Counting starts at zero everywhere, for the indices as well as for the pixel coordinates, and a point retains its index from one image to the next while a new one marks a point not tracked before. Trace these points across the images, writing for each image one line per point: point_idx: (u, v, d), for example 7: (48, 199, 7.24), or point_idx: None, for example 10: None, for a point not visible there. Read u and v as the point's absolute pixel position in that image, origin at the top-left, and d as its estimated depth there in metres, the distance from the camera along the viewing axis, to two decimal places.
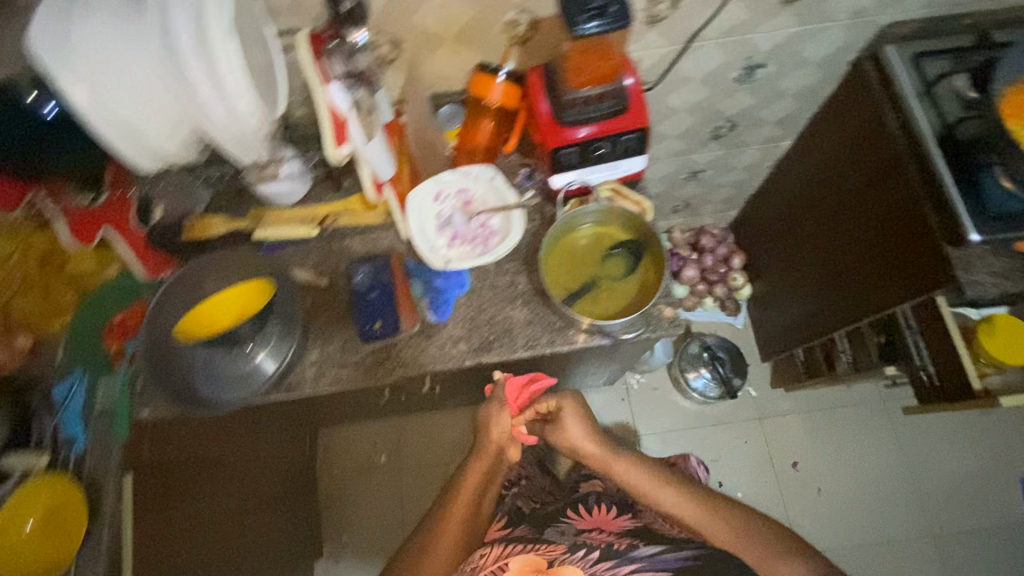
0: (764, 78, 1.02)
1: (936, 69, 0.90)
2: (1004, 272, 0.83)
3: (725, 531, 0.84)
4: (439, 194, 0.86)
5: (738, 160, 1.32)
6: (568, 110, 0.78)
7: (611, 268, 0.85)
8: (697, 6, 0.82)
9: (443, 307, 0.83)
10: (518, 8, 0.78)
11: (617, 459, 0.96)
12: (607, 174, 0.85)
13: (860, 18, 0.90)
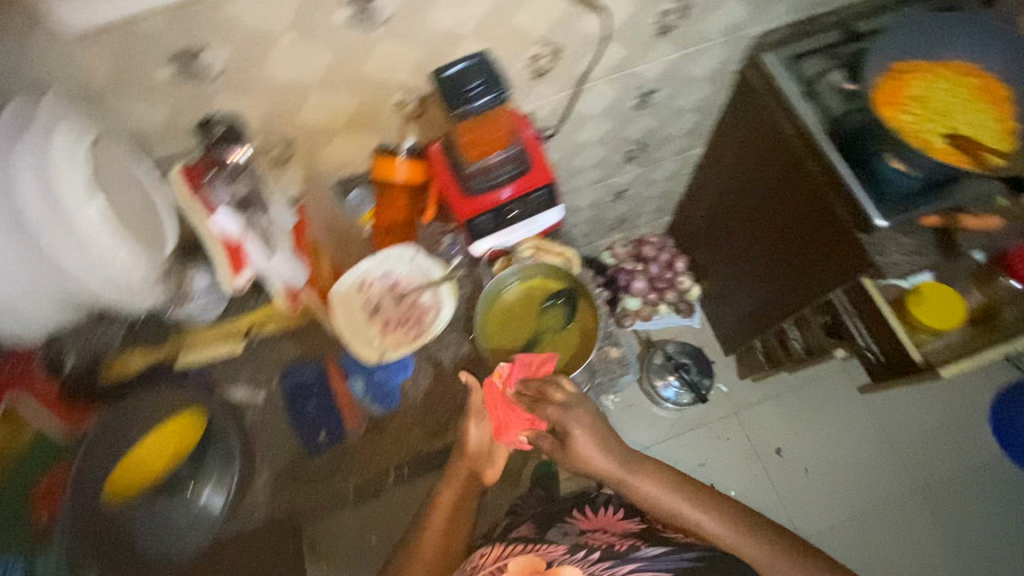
0: (660, 100, 1.05)
1: (812, 68, 0.95)
2: (913, 249, 0.88)
3: (757, 554, 0.79)
4: (362, 282, 0.82)
5: (658, 173, 1.36)
6: (474, 179, 0.77)
7: (550, 321, 0.85)
8: (577, 54, 0.84)
9: (388, 397, 0.79)
10: (402, 90, 0.78)
11: (640, 478, 0.83)
12: (527, 232, 0.85)
13: (733, 34, 0.94)
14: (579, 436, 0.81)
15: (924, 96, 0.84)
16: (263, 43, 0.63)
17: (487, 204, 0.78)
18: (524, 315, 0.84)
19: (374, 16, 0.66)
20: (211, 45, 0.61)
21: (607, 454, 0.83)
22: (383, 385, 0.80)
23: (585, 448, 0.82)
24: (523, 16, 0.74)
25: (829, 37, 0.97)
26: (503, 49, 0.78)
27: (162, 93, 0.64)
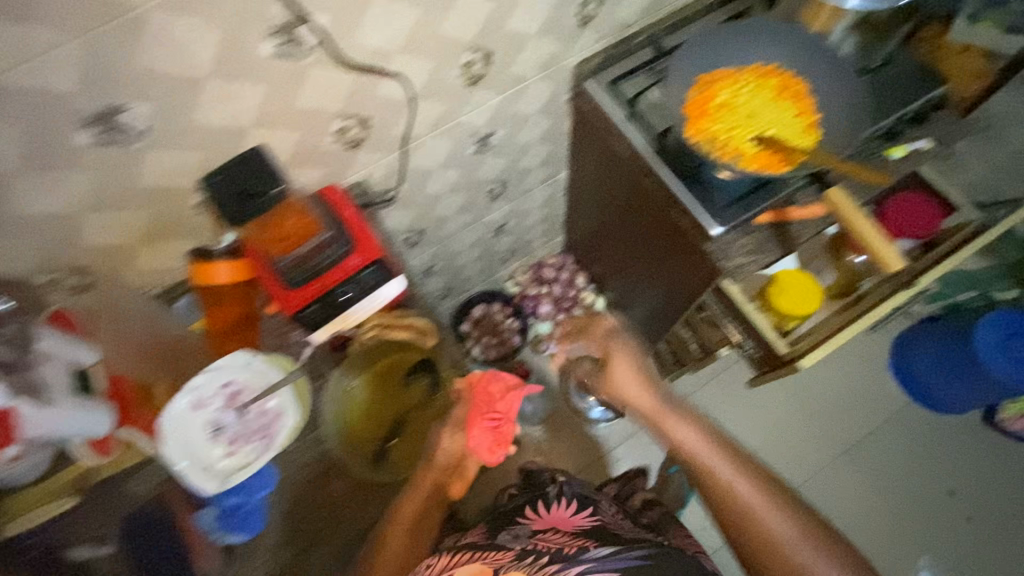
0: (500, 141, 1.04)
1: (632, 89, 0.97)
2: (754, 248, 0.90)
3: (778, 531, 0.79)
4: (196, 401, 0.72)
5: (532, 203, 1.35)
6: (291, 275, 0.73)
7: (412, 398, 0.81)
8: (390, 115, 0.81)
9: (246, 522, 0.72)
10: (200, 186, 0.72)
11: (682, 426, 0.89)
12: (371, 309, 0.77)
13: (550, 69, 0.95)
14: (619, 362, 0.94)
15: (730, 105, 0.83)
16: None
17: (313, 294, 0.73)
18: (381, 395, 0.79)
19: (127, 132, 0.60)
20: None
21: (648, 391, 0.92)
22: (242, 507, 0.72)
23: (627, 381, 0.93)
24: (309, 96, 0.70)
25: (640, 58, 1.00)
26: (301, 130, 0.74)
27: None
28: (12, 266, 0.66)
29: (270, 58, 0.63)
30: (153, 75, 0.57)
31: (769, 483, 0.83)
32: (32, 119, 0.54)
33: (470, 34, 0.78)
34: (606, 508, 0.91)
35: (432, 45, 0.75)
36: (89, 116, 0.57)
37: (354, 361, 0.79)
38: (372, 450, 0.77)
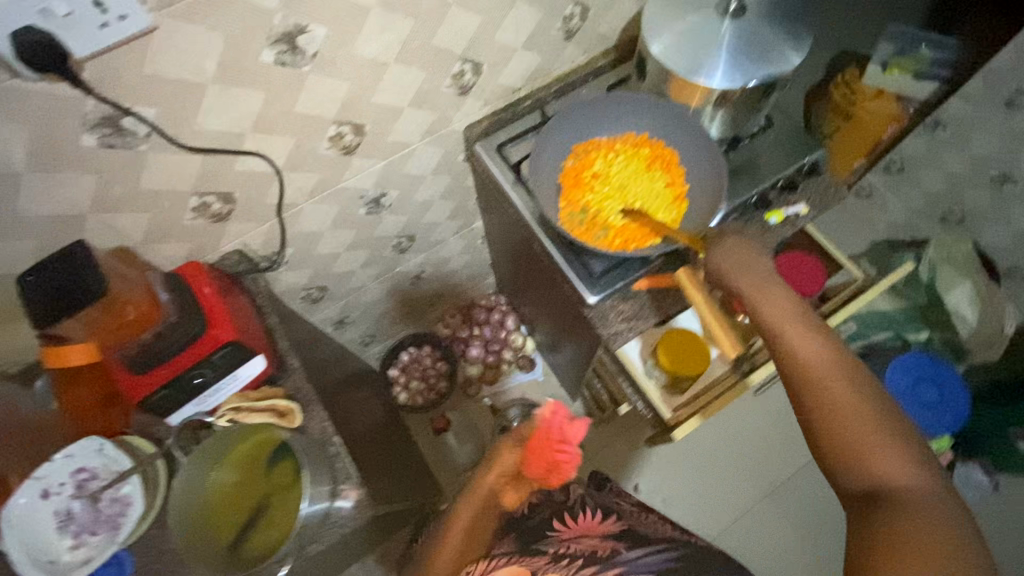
0: (394, 200, 1.03)
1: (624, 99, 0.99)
2: (818, 201, 0.94)
3: (840, 397, 0.61)
4: (80, 471, 0.73)
5: (448, 253, 1.34)
6: (134, 361, 0.71)
7: (276, 482, 0.75)
8: (494, 68, 0.89)
9: None
10: (337, 121, 0.79)
11: (769, 290, 0.71)
12: (224, 392, 0.77)
13: (432, 132, 0.93)
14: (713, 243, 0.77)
15: (596, 186, 0.86)
16: (193, 94, 0.62)
17: (161, 379, 0.71)
18: (244, 483, 0.75)
19: (301, 53, 0.66)
20: (139, 103, 0.60)
21: (743, 270, 0.74)
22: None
23: (720, 265, 0.75)
24: (444, 36, 0.77)
25: (528, 121, 0.98)
26: (430, 71, 0.81)
27: (88, 162, 0.62)
28: (173, 183, 0.71)
29: None
30: (336, 0, 0.64)
31: (850, 368, 0.64)
32: (233, 31, 0.59)
33: None
34: (631, 517, 0.90)
35: None
36: (277, 33, 0.63)
37: (214, 444, 0.75)
38: (215, 541, 0.72)
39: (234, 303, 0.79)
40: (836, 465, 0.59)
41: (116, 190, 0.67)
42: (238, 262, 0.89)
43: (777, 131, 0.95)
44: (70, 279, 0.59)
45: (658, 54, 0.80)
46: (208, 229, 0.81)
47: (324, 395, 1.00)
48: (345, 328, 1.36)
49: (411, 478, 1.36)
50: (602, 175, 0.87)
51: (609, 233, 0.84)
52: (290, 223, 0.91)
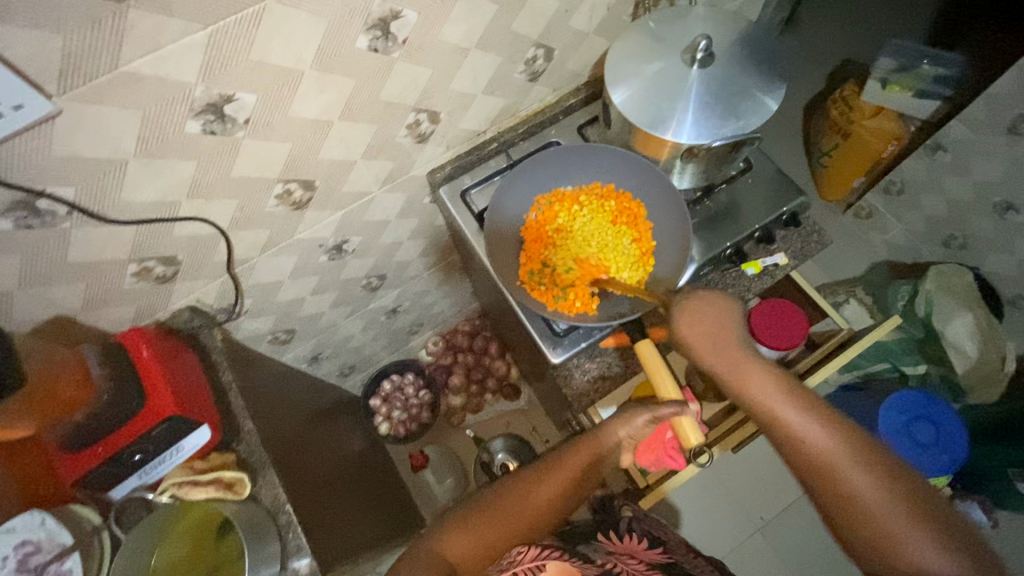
0: (359, 247, 0.99)
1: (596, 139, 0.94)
2: (798, 252, 0.89)
3: (887, 523, 0.55)
4: (23, 543, 0.65)
5: (423, 287, 1.31)
6: (71, 439, 0.70)
7: (221, 556, 0.71)
8: (453, 114, 0.85)
9: None
10: (282, 181, 0.75)
11: (751, 368, 0.65)
12: (167, 466, 0.73)
13: (393, 180, 0.89)
14: (684, 316, 0.68)
15: (558, 243, 0.81)
16: (113, 171, 0.59)
17: (98, 456, 0.70)
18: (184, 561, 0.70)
19: (232, 120, 0.63)
20: (52, 184, 0.57)
21: (725, 343, 0.67)
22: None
23: (703, 345, 0.67)
24: (391, 90, 0.73)
25: (493, 164, 0.93)
26: (380, 123, 0.77)
27: (7, 243, 0.59)
28: (107, 252, 0.68)
29: (365, 53, 0.66)
30: (262, 67, 0.60)
31: (857, 443, 0.60)
32: (151, 108, 0.56)
33: (536, 31, 0.80)
34: (679, 548, 0.84)
35: (504, 41, 0.78)
36: (200, 106, 0.59)
37: (151, 525, 0.70)
38: None
39: (181, 367, 0.78)
40: (867, 555, 0.56)
41: (45, 266, 0.64)
42: (193, 318, 0.86)
43: (756, 176, 0.90)
44: None
45: (622, 107, 0.76)
46: (154, 290, 0.78)
47: (282, 446, 0.98)
48: (321, 363, 1.33)
49: (392, 505, 1.36)
50: (564, 229, 0.82)
51: (570, 294, 0.78)
52: (244, 277, 0.87)
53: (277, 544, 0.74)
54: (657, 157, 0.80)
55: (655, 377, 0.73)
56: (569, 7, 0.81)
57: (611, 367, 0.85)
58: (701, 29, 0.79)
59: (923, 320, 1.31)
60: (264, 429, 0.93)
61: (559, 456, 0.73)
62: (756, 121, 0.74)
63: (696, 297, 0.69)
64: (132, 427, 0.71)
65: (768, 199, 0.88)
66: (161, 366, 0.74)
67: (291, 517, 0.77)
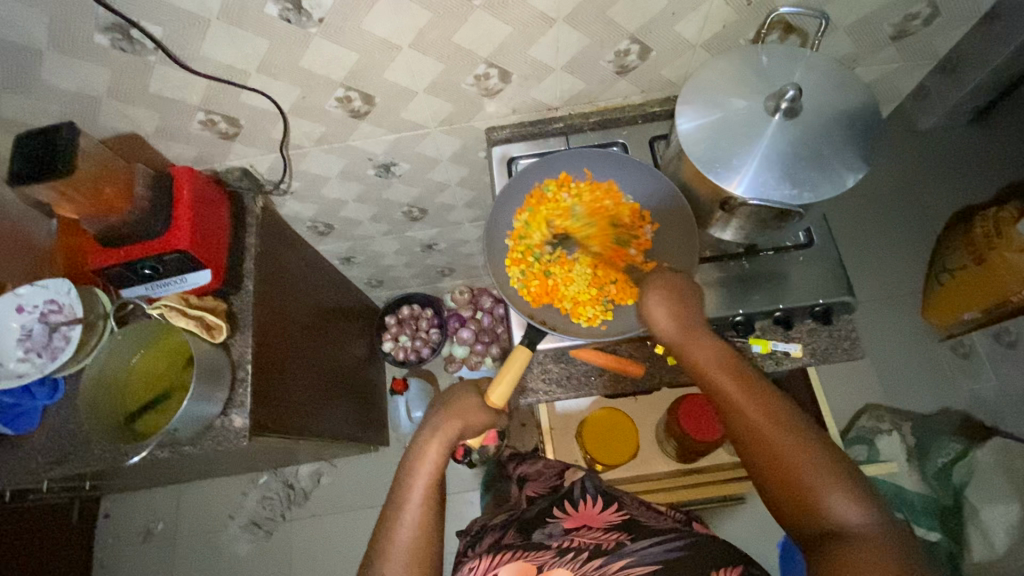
0: (406, 174, 1.04)
1: (661, 155, 0.89)
2: (819, 350, 0.82)
3: (789, 456, 0.58)
4: (51, 302, 0.84)
5: (463, 235, 1.35)
6: (104, 235, 0.81)
7: (183, 379, 0.86)
8: (526, 80, 0.84)
9: (15, 419, 0.83)
10: (344, 86, 0.80)
11: (704, 345, 0.67)
12: (173, 288, 0.85)
13: (452, 124, 0.92)
14: (654, 291, 0.70)
15: (555, 235, 0.82)
16: (197, 25, 0.66)
17: (117, 257, 0.81)
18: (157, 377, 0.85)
19: (307, 15, 0.67)
20: (145, 19, 0.65)
21: (686, 320, 0.68)
22: (17, 408, 0.83)
23: (662, 314, 0.68)
24: (466, 35, 0.74)
25: (550, 143, 0.92)
26: (447, 65, 0.78)
27: (103, 57, 0.69)
28: (182, 94, 0.77)
29: None
30: None
31: (787, 417, 0.61)
32: None
33: (634, 24, 0.77)
34: (633, 501, 0.81)
35: (596, 25, 0.76)
36: None
37: (138, 335, 0.84)
38: (113, 418, 0.81)
39: (208, 214, 0.86)
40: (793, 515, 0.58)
41: (128, 86, 0.74)
42: (241, 179, 0.96)
43: (811, 256, 0.82)
44: (47, 158, 0.67)
45: (681, 130, 0.71)
46: (215, 142, 0.87)
47: (295, 327, 1.09)
48: (353, 266, 1.43)
49: (356, 412, 1.42)
50: (569, 229, 0.83)
51: (532, 278, 0.79)
52: (295, 160, 0.95)
53: (226, 393, 0.84)
54: (699, 195, 0.75)
55: (497, 383, 0.72)
56: (678, 10, 0.76)
57: (571, 378, 0.83)
58: (807, 78, 0.71)
59: (955, 487, 1.17)
60: (281, 306, 1.02)
61: (413, 450, 0.71)
62: (815, 197, 0.66)
63: (659, 278, 0.71)
64: (150, 247, 0.81)
65: (808, 283, 0.80)
66: (192, 208, 0.83)
67: (246, 375, 0.87)
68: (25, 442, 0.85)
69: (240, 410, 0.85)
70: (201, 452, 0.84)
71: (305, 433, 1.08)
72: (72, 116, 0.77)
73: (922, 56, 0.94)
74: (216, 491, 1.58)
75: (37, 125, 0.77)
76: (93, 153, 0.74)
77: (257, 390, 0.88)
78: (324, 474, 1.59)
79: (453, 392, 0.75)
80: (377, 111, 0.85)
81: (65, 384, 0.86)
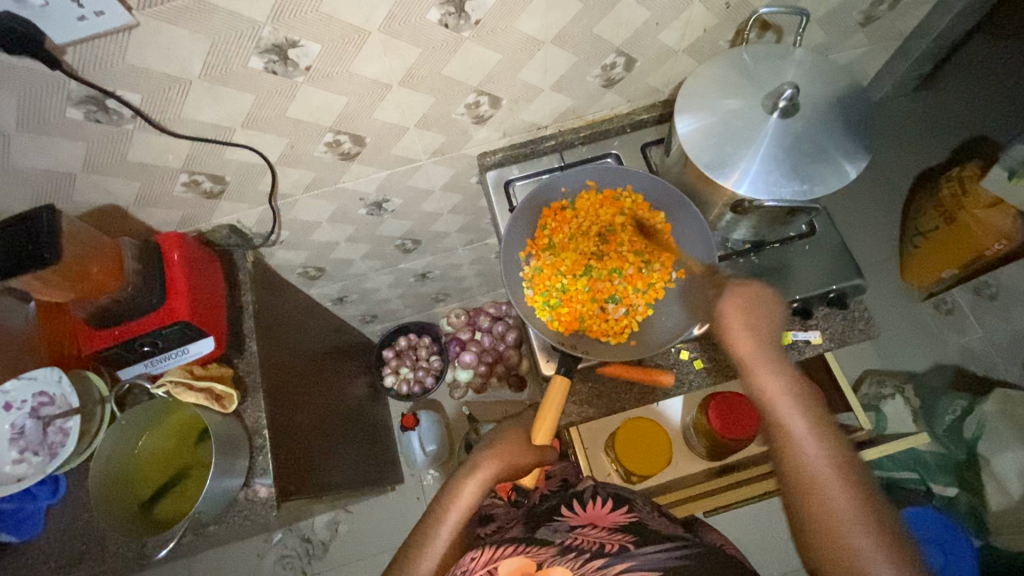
0: (398, 209, 1.02)
1: (657, 161, 0.90)
2: (837, 335, 0.83)
3: (838, 496, 0.51)
4: (41, 395, 0.77)
5: (456, 260, 1.33)
6: (96, 317, 0.77)
7: (202, 455, 0.82)
8: (517, 104, 0.83)
9: (19, 525, 0.77)
10: (334, 131, 0.77)
11: (775, 368, 0.60)
12: (175, 361, 0.80)
13: (443, 155, 0.90)
14: (732, 304, 0.64)
15: (568, 254, 0.82)
16: (177, 88, 0.63)
17: (112, 338, 0.76)
18: (172, 453, 0.81)
19: (293, 64, 0.65)
20: (122, 88, 0.61)
21: (751, 335, 0.62)
22: (21, 512, 0.77)
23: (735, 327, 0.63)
24: (456, 66, 0.72)
25: (544, 164, 0.92)
26: (438, 97, 0.77)
27: (78, 132, 0.65)
28: (163, 159, 0.73)
29: (435, 26, 0.65)
30: (330, 21, 0.61)
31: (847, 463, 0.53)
32: (219, 38, 0.59)
33: (619, 38, 0.77)
34: (646, 508, 0.77)
35: (583, 43, 0.76)
36: (265, 47, 0.61)
37: (143, 412, 0.78)
38: (132, 502, 0.76)
39: (203, 278, 0.82)
40: (824, 568, 0.51)
41: (107, 159, 0.70)
42: (230, 236, 0.92)
43: (817, 244, 0.83)
44: (30, 246, 0.62)
45: (683, 137, 0.71)
46: (200, 203, 0.83)
47: (303, 379, 1.05)
48: (346, 305, 1.39)
49: (368, 454, 1.37)
50: (581, 249, 0.82)
51: (560, 309, 0.79)
52: (285, 210, 0.91)
53: (247, 462, 0.80)
54: (708, 198, 0.75)
55: (539, 421, 0.72)
56: (661, 21, 0.76)
57: (602, 395, 0.81)
58: (798, 74, 0.73)
59: (968, 444, 1.21)
60: (285, 361, 0.98)
61: (449, 486, 0.69)
62: (824, 189, 0.68)
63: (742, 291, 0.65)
64: (147, 321, 0.76)
65: (817, 270, 0.81)
66: (187, 275, 0.79)
67: (264, 442, 0.82)
68: (32, 549, 0.78)
69: (263, 479, 0.81)
70: (227, 530, 0.79)
71: (325, 490, 1.04)
72: (44, 196, 0.72)
73: (884, 38, 0.98)
74: (229, 557, 1.51)
75: (9, 210, 0.72)
76: (79, 233, 0.71)
77: (278, 454, 0.84)
78: (341, 522, 1.54)
79: (496, 431, 0.74)
80: (369, 150, 0.82)
81: (69, 479, 0.81)
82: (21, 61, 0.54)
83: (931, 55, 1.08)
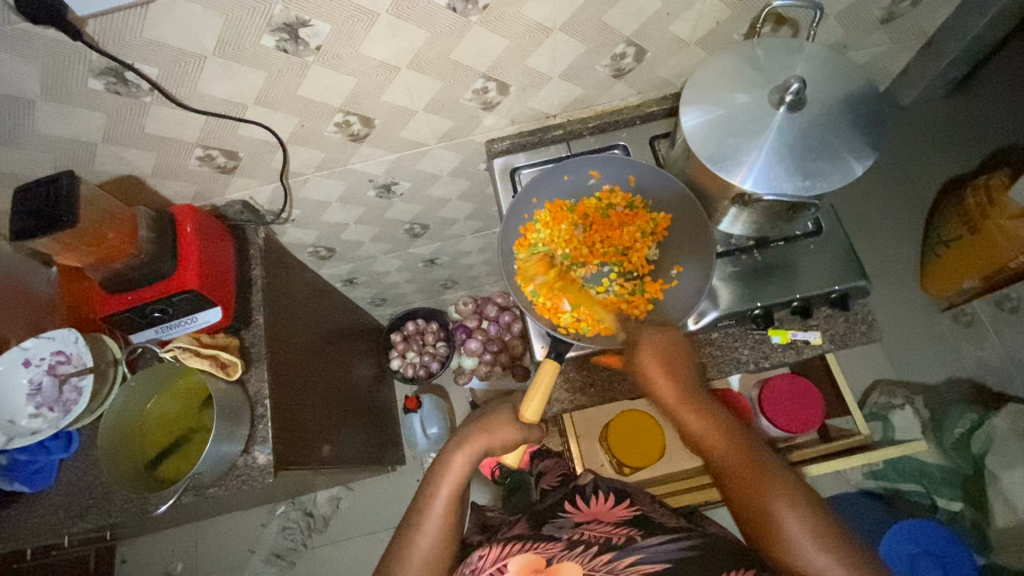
0: (407, 192, 1.03)
1: (664, 154, 0.90)
2: (837, 335, 0.82)
3: (776, 509, 0.59)
4: (59, 353, 0.81)
5: (465, 247, 1.35)
6: (110, 283, 0.80)
7: (204, 420, 0.84)
8: (525, 91, 0.84)
9: (33, 475, 0.82)
10: (343, 111, 0.79)
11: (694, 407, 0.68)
12: (185, 328, 0.84)
13: (452, 139, 0.91)
14: (646, 346, 0.72)
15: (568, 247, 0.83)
16: (192, 62, 0.65)
17: (123, 303, 0.79)
18: (176, 417, 0.84)
19: (304, 44, 0.66)
20: (139, 61, 0.63)
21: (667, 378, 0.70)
22: (34, 463, 0.82)
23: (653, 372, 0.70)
24: (464, 51, 0.73)
25: (550, 152, 0.92)
26: (446, 81, 0.78)
27: (98, 102, 0.68)
28: (179, 132, 0.75)
29: (443, 10, 0.66)
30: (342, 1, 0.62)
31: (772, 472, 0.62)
32: (233, 15, 0.61)
33: (629, 28, 0.77)
34: (647, 500, 0.78)
35: (592, 32, 0.76)
36: (276, 25, 0.63)
37: (150, 376, 0.82)
38: (139, 462, 0.80)
39: (214, 249, 0.85)
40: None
41: (126, 129, 0.72)
42: (242, 211, 0.95)
43: (823, 242, 0.82)
44: (51, 208, 0.65)
45: (688, 128, 0.71)
46: (214, 176, 0.86)
47: (311, 356, 1.08)
48: (355, 286, 1.42)
49: (372, 432, 1.40)
50: (581, 240, 0.84)
51: (560, 299, 0.79)
52: (296, 189, 0.94)
53: (247, 430, 0.83)
54: (711, 192, 0.75)
55: (529, 398, 0.72)
56: (673, 12, 0.76)
57: (595, 384, 0.82)
58: (807, 69, 0.72)
59: (975, 457, 1.18)
60: (293, 336, 1.00)
61: (438, 463, 0.70)
62: (825, 186, 0.67)
63: (657, 339, 0.72)
64: (158, 288, 0.79)
65: (822, 270, 0.80)
66: (197, 245, 0.82)
67: (265, 411, 0.85)
68: (44, 498, 0.82)
69: (264, 444, 0.84)
70: (226, 492, 0.82)
71: (330, 464, 1.08)
72: (66, 163, 0.75)
73: (907, 36, 0.96)
74: (234, 525, 1.56)
75: (34, 175, 0.75)
76: (97, 200, 0.74)
77: (278, 424, 0.87)
78: (343, 498, 1.57)
79: (488, 410, 0.75)
80: (378, 131, 0.84)
81: (81, 435, 0.85)
82: (45, 31, 0.57)
83: (963, 58, 1.04)
